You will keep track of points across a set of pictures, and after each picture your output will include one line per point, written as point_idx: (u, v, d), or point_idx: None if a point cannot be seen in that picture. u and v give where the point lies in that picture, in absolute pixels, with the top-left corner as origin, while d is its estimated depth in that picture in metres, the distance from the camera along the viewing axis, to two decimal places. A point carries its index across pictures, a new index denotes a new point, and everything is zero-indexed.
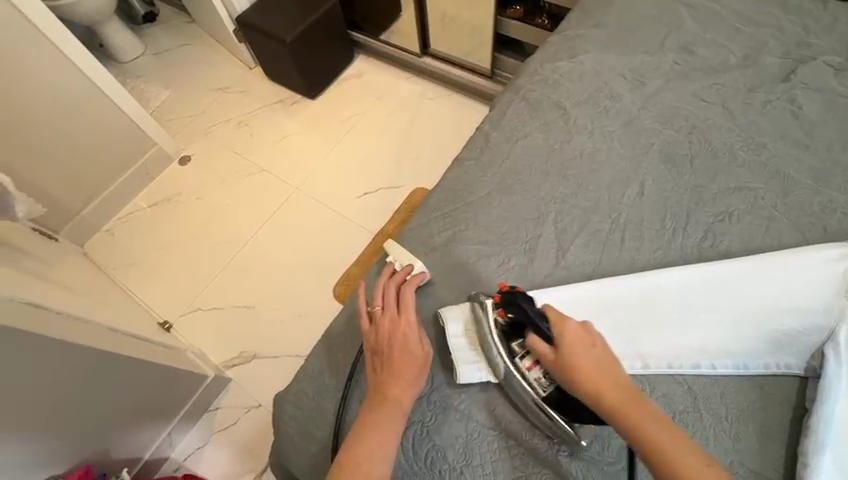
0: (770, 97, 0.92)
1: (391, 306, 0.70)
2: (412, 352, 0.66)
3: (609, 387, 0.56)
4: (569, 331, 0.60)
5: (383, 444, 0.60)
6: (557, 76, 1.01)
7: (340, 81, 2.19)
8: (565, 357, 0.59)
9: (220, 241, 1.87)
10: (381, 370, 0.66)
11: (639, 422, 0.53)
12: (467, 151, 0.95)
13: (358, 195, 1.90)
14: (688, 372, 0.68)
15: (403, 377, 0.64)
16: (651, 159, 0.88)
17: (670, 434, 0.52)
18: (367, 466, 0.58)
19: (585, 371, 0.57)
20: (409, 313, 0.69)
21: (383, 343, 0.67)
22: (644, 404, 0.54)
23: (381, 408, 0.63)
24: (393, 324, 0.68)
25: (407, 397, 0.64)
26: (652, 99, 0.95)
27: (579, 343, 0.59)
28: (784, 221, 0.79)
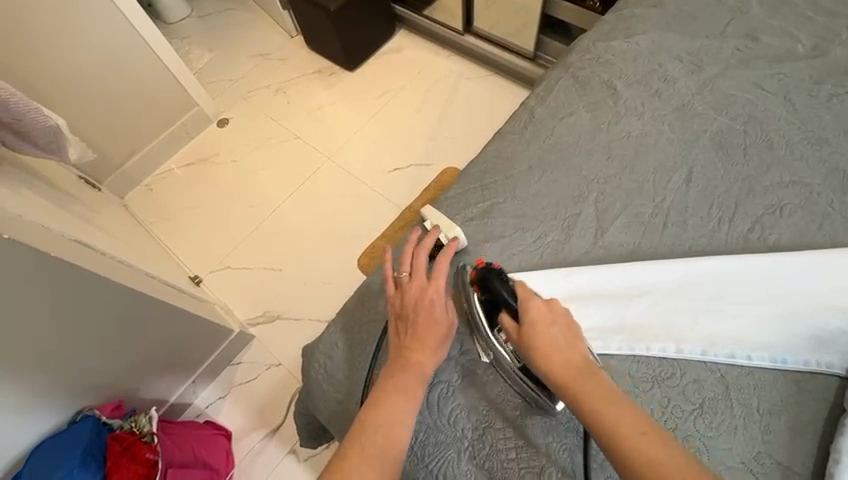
0: (838, 91, 0.87)
1: (419, 273, 0.69)
2: (438, 320, 0.65)
3: (561, 364, 0.55)
4: (532, 307, 0.60)
5: (405, 409, 0.59)
6: (609, 55, 0.98)
7: (379, 55, 2.18)
8: (528, 333, 0.58)
9: (251, 204, 1.92)
10: (405, 336, 0.65)
11: (595, 399, 0.52)
12: (509, 125, 0.94)
13: (389, 169, 1.91)
14: (722, 360, 0.66)
15: (427, 345, 0.63)
16: (702, 145, 0.85)
17: (614, 406, 0.51)
18: (387, 427, 0.57)
19: (543, 346, 0.57)
20: (439, 282, 0.68)
21: (409, 309, 0.66)
22: (600, 380, 0.54)
23: (404, 373, 0.61)
24: (419, 292, 0.67)
25: (431, 364, 0.62)
26: (709, 85, 0.91)
27: (540, 319, 0.59)
28: (840, 219, 0.76)
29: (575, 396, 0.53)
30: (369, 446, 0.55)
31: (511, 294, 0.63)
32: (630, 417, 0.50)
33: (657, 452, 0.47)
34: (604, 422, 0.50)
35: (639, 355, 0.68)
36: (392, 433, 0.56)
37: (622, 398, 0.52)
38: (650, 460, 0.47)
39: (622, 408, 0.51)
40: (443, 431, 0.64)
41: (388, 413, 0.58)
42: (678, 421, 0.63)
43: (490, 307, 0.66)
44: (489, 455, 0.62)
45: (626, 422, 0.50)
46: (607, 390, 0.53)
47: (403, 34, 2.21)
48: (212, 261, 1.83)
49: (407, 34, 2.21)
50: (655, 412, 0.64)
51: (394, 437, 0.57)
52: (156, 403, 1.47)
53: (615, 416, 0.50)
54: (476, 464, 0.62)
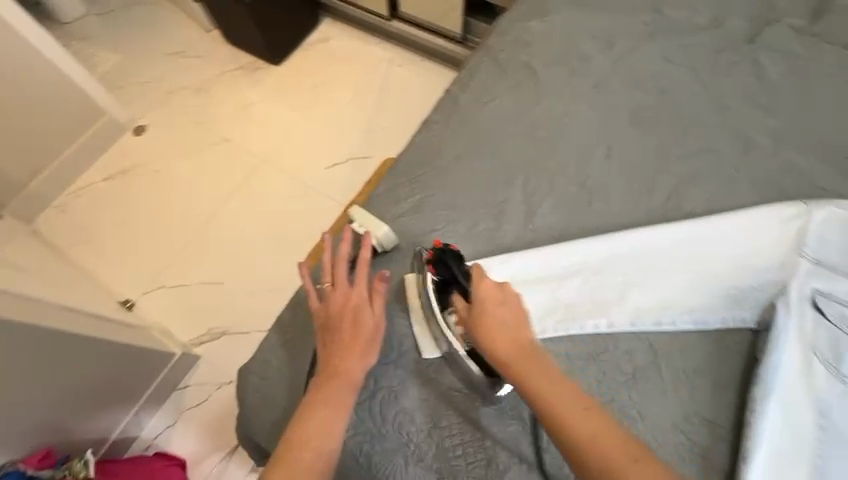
0: (736, 60, 0.92)
1: (342, 279, 0.68)
2: (364, 324, 0.64)
3: (509, 349, 0.58)
4: (482, 289, 0.62)
5: (332, 420, 0.58)
6: (527, 36, 0.98)
7: (306, 46, 2.07)
8: (479, 317, 0.60)
9: (183, 215, 1.79)
10: (332, 345, 0.64)
11: (539, 380, 0.55)
12: (434, 113, 0.92)
13: (327, 166, 1.84)
14: (650, 329, 0.69)
15: (355, 352, 0.63)
16: (619, 121, 0.87)
17: (559, 385, 0.54)
18: (317, 441, 0.56)
19: (494, 331, 0.59)
20: (362, 285, 0.67)
21: (334, 318, 0.65)
22: (548, 364, 0.57)
23: (332, 384, 0.61)
24: (344, 298, 0.66)
25: (359, 370, 0.62)
26: (622, 60, 0.94)
27: (492, 299, 0.61)
28: (744, 182, 0.81)
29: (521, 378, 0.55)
30: (298, 462, 0.55)
31: (466, 276, 0.66)
32: (574, 397, 0.53)
33: (597, 428, 0.51)
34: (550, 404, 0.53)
35: (574, 334, 0.69)
36: (321, 445, 0.56)
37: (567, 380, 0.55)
38: (591, 442, 0.50)
39: (570, 387, 0.54)
40: (388, 439, 0.63)
41: (316, 427, 0.57)
42: (613, 393, 0.66)
43: (442, 288, 0.67)
44: (437, 456, 0.62)
45: (570, 403, 0.53)
46: (551, 370, 0.56)
47: (328, 23, 2.11)
48: (145, 282, 1.70)
49: (333, 22, 2.11)
50: (592, 387, 0.66)
51: (324, 449, 0.57)
52: (95, 443, 1.34)
53: (559, 397, 0.53)
54: (423, 467, 0.61)
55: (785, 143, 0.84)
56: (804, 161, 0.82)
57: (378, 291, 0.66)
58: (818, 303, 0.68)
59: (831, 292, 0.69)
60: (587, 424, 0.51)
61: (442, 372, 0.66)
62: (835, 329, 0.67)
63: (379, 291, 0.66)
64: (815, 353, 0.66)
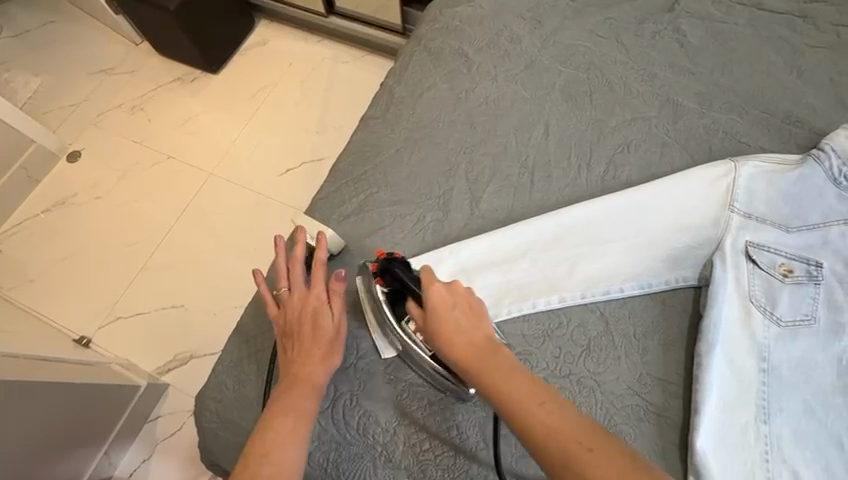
0: (658, 28, 0.95)
1: (298, 284, 0.68)
2: (323, 326, 0.64)
3: (465, 348, 0.57)
4: (430, 293, 0.61)
5: (296, 425, 0.58)
6: (457, 22, 0.97)
7: (243, 50, 1.99)
8: (433, 322, 0.59)
9: (132, 240, 1.71)
10: (293, 351, 0.64)
11: (498, 376, 0.53)
12: (372, 109, 0.90)
13: (279, 173, 1.79)
14: (599, 298, 0.71)
15: (316, 355, 0.63)
16: (554, 99, 0.89)
17: (514, 380, 0.53)
18: (277, 451, 0.56)
19: (450, 334, 0.58)
20: (319, 287, 0.67)
21: (293, 324, 0.65)
22: (506, 359, 0.55)
23: (293, 389, 0.61)
24: (302, 302, 0.66)
25: (321, 374, 0.63)
26: (551, 39, 0.95)
27: (443, 302, 0.60)
28: (676, 146, 0.84)
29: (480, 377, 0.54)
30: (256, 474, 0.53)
31: (416, 281, 0.64)
32: (532, 391, 0.51)
33: (553, 421, 0.49)
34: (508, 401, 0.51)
35: (528, 313, 0.71)
36: (284, 453, 0.56)
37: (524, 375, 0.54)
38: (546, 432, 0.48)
39: (527, 383, 0.52)
40: (354, 443, 0.63)
41: (279, 434, 0.57)
42: (569, 367, 0.67)
43: (395, 296, 0.66)
44: (404, 453, 0.62)
45: (530, 399, 0.51)
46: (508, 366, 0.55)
47: (265, 25, 2.03)
48: (99, 315, 1.61)
49: (269, 24, 2.03)
50: (549, 363, 0.67)
51: (285, 458, 0.56)
52: None
53: (513, 391, 0.52)
54: (392, 467, 0.62)
55: (710, 104, 0.87)
56: (728, 120, 0.85)
57: (336, 292, 0.66)
58: (751, 255, 0.71)
59: (762, 242, 0.72)
60: (545, 417, 0.49)
61: (402, 370, 0.66)
62: (767, 276, 0.71)
63: (336, 292, 0.66)
64: (751, 302, 0.70)
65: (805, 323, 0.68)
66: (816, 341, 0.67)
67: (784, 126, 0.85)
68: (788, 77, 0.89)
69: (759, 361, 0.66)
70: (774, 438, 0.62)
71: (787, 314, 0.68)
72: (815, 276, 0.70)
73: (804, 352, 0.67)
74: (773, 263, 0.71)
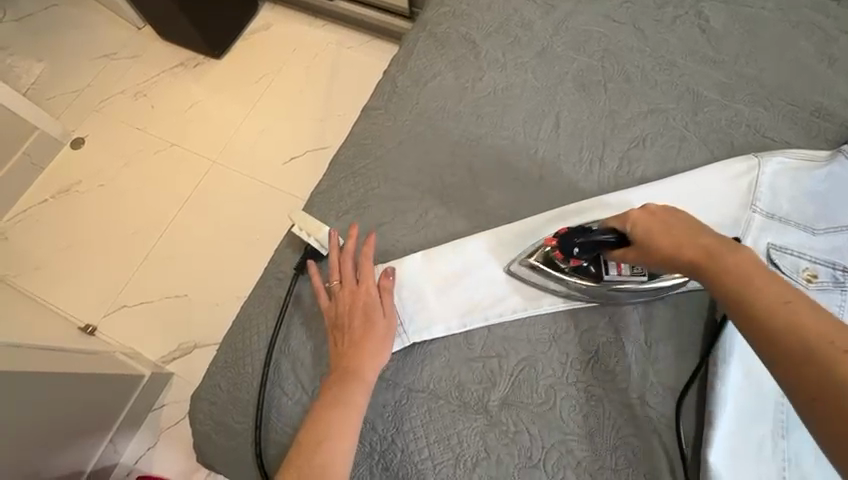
0: (679, 13, 0.89)
1: (349, 277, 0.66)
2: (376, 321, 0.63)
3: (692, 254, 0.51)
4: (642, 216, 0.57)
5: (352, 416, 0.57)
6: (464, 6, 0.92)
7: (246, 35, 1.94)
8: (644, 240, 0.55)
9: (136, 229, 1.70)
10: (342, 345, 0.62)
11: (752, 273, 0.47)
12: (374, 98, 0.86)
13: (283, 161, 1.75)
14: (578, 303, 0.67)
15: (369, 349, 0.61)
16: (566, 89, 0.84)
17: (773, 289, 0.46)
18: (329, 446, 0.55)
19: (685, 240, 0.52)
20: (371, 282, 0.65)
21: (344, 317, 0.63)
22: (751, 257, 0.49)
23: (344, 382, 0.59)
24: (354, 296, 0.64)
25: (373, 367, 0.61)
26: (564, 24, 0.89)
27: (669, 213, 0.56)
28: (695, 140, 0.79)
29: (714, 274, 0.49)
30: (305, 466, 0.53)
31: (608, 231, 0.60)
32: (792, 301, 0.44)
33: (829, 335, 0.41)
34: (755, 304, 0.45)
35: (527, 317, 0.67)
36: (341, 444, 0.55)
37: (773, 273, 0.47)
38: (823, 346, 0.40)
39: (779, 292, 0.45)
40: (351, 449, 0.62)
41: (335, 424, 0.56)
42: (576, 374, 0.64)
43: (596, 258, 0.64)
44: (403, 461, 0.60)
45: (787, 308, 0.44)
46: (756, 262, 0.48)
47: (268, 8, 1.97)
48: (104, 305, 1.61)
49: (272, 7, 1.98)
50: (555, 370, 0.64)
51: (336, 452, 0.55)
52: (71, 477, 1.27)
53: (767, 299, 0.45)
54: (389, 475, 0.60)
55: (733, 96, 0.82)
56: (751, 112, 0.80)
57: (387, 288, 0.66)
58: (772, 258, 0.67)
59: (784, 245, 0.68)
60: (818, 327, 0.42)
61: (400, 375, 0.64)
62: (788, 281, 0.67)
63: (387, 288, 0.66)
64: None
65: None
66: None
67: (812, 119, 0.79)
68: (819, 66, 0.83)
69: None
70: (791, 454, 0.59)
71: None
72: (842, 282, 0.66)
73: None
74: (796, 267, 0.67)
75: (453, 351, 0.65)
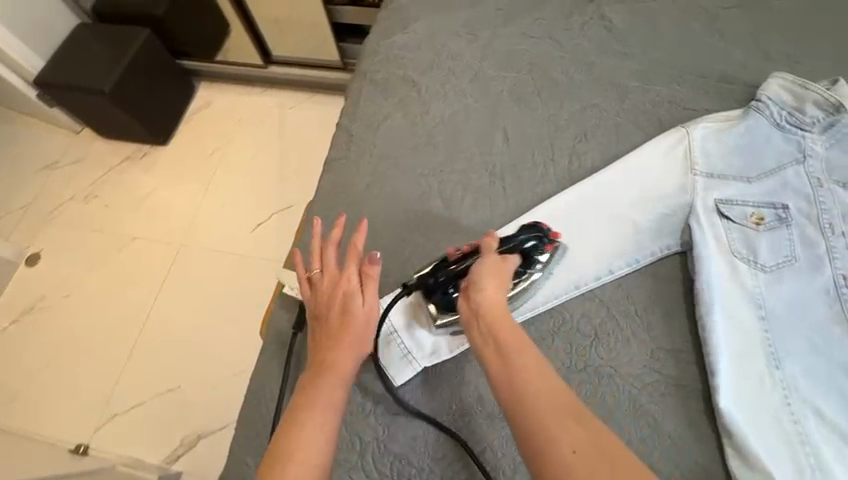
0: (584, 19, 1.00)
1: (329, 266, 0.69)
2: (352, 311, 0.65)
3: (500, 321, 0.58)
4: (485, 262, 0.65)
5: (322, 404, 0.59)
6: (396, 51, 1.00)
7: (188, 116, 1.97)
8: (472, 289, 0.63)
9: (112, 332, 1.63)
10: (322, 338, 0.65)
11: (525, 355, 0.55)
12: (333, 151, 0.91)
13: (251, 228, 1.75)
14: (566, 297, 0.73)
15: (344, 341, 0.63)
16: (505, 104, 0.91)
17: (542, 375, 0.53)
18: (301, 449, 0.55)
19: (493, 305, 0.60)
20: (350, 269, 0.67)
21: (323, 306, 0.67)
22: (518, 331, 0.58)
23: (321, 378, 0.61)
24: (334, 282, 0.67)
25: (350, 362, 0.62)
26: (489, 48, 0.98)
27: (492, 271, 0.64)
28: (629, 124, 0.87)
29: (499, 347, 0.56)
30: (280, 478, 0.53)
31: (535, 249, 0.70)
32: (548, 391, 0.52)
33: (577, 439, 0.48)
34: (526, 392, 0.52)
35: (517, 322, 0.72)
36: (313, 430, 0.57)
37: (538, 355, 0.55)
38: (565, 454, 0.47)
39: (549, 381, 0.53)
40: None
41: (307, 411, 0.58)
42: (584, 359, 0.69)
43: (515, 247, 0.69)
44: None
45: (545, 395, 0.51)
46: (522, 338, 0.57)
47: (206, 87, 2.02)
48: (93, 417, 1.52)
49: (209, 86, 2.02)
50: (563, 361, 0.69)
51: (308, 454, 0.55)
52: None
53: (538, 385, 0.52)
54: None
55: (650, 79, 0.92)
56: (669, 91, 0.90)
57: (369, 275, 0.66)
58: (722, 211, 0.75)
59: (729, 197, 0.77)
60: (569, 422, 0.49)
61: (421, 406, 0.68)
62: (741, 228, 0.75)
63: (370, 275, 0.66)
64: (733, 254, 0.73)
65: (788, 263, 0.72)
66: (802, 278, 0.70)
67: (721, 85, 0.90)
68: (712, 40, 0.95)
69: (757, 310, 0.68)
70: (789, 382, 0.64)
71: (770, 259, 0.72)
72: (784, 218, 0.75)
73: (795, 290, 0.70)
74: (744, 214, 0.75)
75: (467, 369, 0.69)
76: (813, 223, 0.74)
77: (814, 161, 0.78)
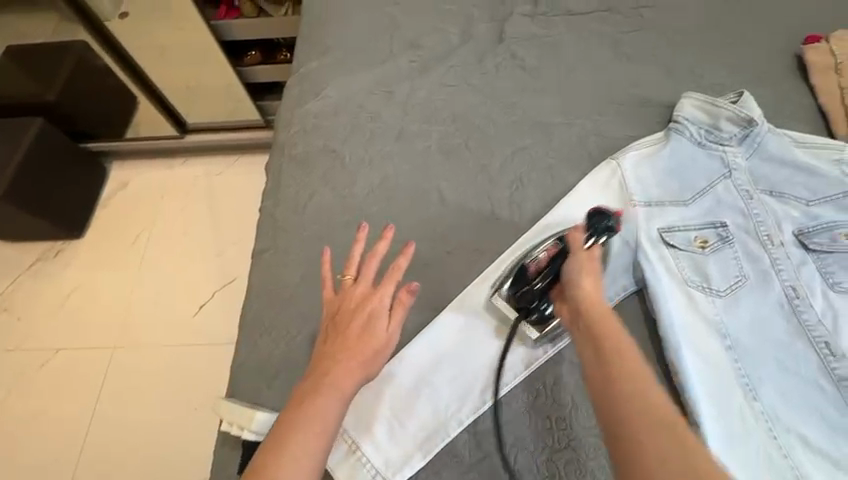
0: (497, 60, 0.99)
1: (368, 278, 0.68)
2: (375, 330, 0.63)
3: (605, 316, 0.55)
4: (574, 258, 0.63)
5: (316, 426, 0.56)
6: (312, 120, 0.94)
7: (104, 201, 1.76)
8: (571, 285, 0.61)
9: (43, 468, 1.41)
10: (331, 342, 0.63)
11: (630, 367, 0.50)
12: (260, 241, 0.83)
13: (194, 312, 1.57)
14: (514, 382, 0.70)
15: (356, 356, 0.62)
16: (435, 160, 0.88)
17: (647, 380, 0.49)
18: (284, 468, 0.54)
19: (592, 300, 0.57)
20: (384, 289, 0.66)
21: (347, 314, 0.65)
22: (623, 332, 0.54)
23: (321, 387, 0.59)
24: (364, 297, 0.66)
25: (355, 380, 0.61)
26: (409, 103, 0.95)
27: (583, 267, 0.61)
28: (561, 163, 0.86)
29: (598, 344, 0.53)
30: None
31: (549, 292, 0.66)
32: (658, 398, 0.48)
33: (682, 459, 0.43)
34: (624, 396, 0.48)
35: (474, 419, 0.68)
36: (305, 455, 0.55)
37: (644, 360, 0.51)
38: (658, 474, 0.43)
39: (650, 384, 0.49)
40: None
41: (302, 431, 0.56)
42: (565, 433, 0.66)
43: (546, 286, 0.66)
44: None
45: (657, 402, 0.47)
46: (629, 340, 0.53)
47: (118, 167, 1.81)
48: None
49: (121, 165, 1.81)
50: (546, 439, 0.66)
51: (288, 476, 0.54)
52: None
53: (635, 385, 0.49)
54: None
55: (572, 113, 0.92)
56: (592, 122, 0.90)
57: (401, 302, 0.65)
58: (667, 240, 0.75)
59: (671, 224, 0.76)
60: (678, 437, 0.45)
61: None
62: (689, 254, 0.74)
63: (402, 302, 0.65)
64: (687, 284, 0.72)
65: (740, 283, 0.71)
66: (756, 296, 0.70)
67: (638, 109, 0.91)
68: (621, 65, 0.97)
69: (722, 340, 0.67)
70: (767, 412, 0.63)
71: (722, 282, 0.71)
72: (725, 236, 0.75)
73: (752, 311, 0.69)
74: (688, 240, 0.75)
75: (447, 471, 0.66)
76: (753, 236, 0.75)
77: (739, 173, 0.79)
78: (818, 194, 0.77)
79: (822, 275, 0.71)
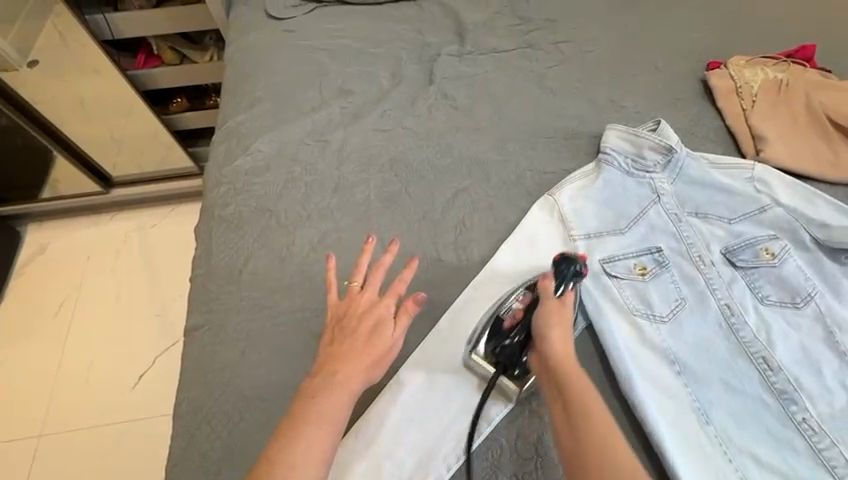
0: (430, 101, 1.00)
1: (373, 286, 0.68)
2: (380, 336, 0.64)
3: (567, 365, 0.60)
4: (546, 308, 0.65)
5: (324, 417, 0.58)
6: (242, 177, 0.89)
7: (19, 269, 1.56)
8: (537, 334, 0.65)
9: None
10: (338, 343, 0.64)
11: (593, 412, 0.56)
12: (193, 316, 0.76)
13: (133, 382, 1.37)
14: (478, 441, 0.67)
15: (363, 359, 0.62)
16: (375, 210, 0.85)
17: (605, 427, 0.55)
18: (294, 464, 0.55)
19: (562, 353, 0.61)
20: (391, 296, 0.67)
21: (353, 318, 0.65)
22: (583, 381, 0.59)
23: (327, 387, 0.60)
24: (370, 305, 0.67)
25: (360, 381, 0.61)
26: (344, 152, 0.92)
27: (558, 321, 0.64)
28: (501, 201, 0.87)
29: (564, 405, 0.57)
30: None
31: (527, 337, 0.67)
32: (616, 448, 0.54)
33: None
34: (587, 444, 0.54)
35: None
36: (315, 446, 0.56)
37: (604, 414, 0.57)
38: None
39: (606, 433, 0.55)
40: None
41: (310, 425, 0.57)
42: None
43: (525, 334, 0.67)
44: None
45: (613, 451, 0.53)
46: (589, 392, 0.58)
47: (35, 230, 1.62)
48: None
49: (39, 227, 1.63)
50: None
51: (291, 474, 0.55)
52: None
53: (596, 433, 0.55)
54: None
55: (506, 150, 0.93)
56: (527, 159, 0.92)
57: (406, 311, 0.66)
58: (609, 271, 0.76)
59: (612, 254, 0.78)
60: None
61: None
62: (632, 282, 0.76)
63: (407, 311, 0.67)
64: (633, 314, 0.73)
65: (680, 306, 0.74)
66: (696, 317, 0.73)
67: (569, 141, 0.94)
68: (549, 99, 1.00)
69: (671, 366, 0.69)
70: (722, 435, 0.64)
71: (664, 308, 0.74)
72: (662, 261, 0.78)
73: (694, 334, 0.72)
74: (629, 268, 0.77)
75: None
76: (687, 258, 0.78)
77: (667, 198, 0.83)
78: (737, 212, 0.81)
79: (752, 290, 0.75)
